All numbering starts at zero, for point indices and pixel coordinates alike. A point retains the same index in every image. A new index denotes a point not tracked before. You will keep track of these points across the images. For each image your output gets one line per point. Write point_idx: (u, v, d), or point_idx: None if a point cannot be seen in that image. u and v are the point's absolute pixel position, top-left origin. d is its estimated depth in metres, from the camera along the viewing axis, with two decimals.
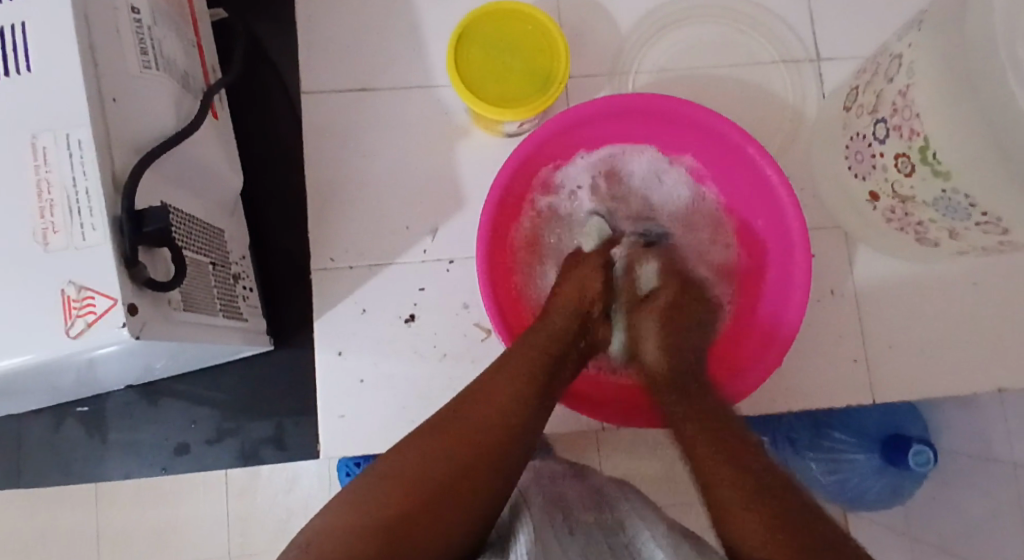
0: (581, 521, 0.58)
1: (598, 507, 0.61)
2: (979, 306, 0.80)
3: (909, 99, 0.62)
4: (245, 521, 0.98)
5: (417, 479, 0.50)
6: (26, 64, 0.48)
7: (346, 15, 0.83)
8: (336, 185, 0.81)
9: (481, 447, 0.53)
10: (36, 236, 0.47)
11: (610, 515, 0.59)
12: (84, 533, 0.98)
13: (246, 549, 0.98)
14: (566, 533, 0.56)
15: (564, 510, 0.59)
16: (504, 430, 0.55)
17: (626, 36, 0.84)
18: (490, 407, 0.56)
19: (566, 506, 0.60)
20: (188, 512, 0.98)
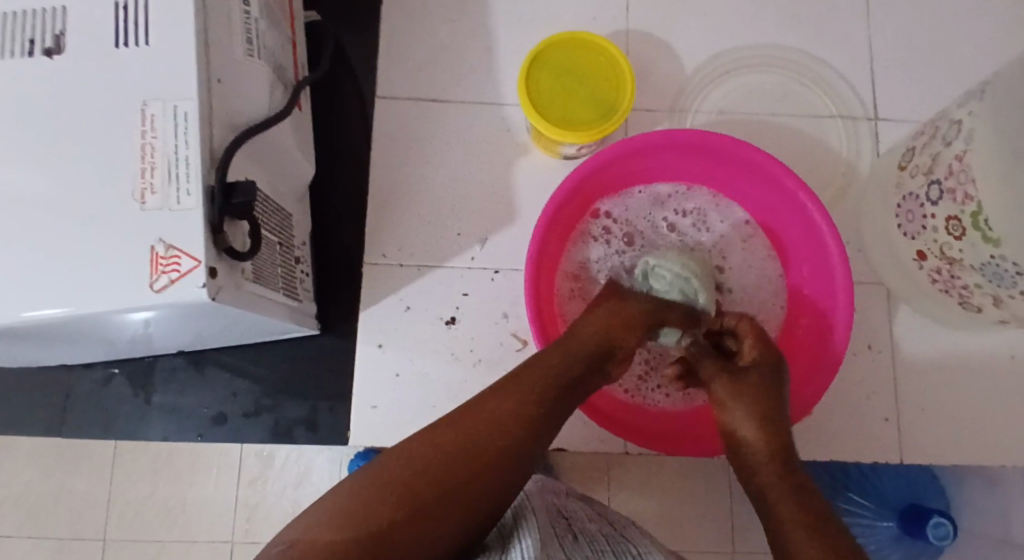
0: (585, 529, 0.60)
1: (603, 524, 0.62)
2: (1015, 380, 0.81)
3: (966, 164, 0.64)
4: (251, 508, 0.95)
5: (438, 472, 0.51)
6: (146, 37, 0.53)
7: (427, 28, 0.88)
8: (398, 187, 0.84)
9: (500, 444, 0.54)
10: (134, 194, 0.51)
11: (613, 531, 0.61)
12: (95, 498, 0.95)
13: (251, 535, 0.95)
14: (572, 539, 0.58)
15: (568, 519, 0.60)
16: (525, 432, 0.55)
17: (690, 76, 0.87)
18: (511, 408, 0.56)
19: (570, 515, 0.61)
20: (199, 490, 0.95)
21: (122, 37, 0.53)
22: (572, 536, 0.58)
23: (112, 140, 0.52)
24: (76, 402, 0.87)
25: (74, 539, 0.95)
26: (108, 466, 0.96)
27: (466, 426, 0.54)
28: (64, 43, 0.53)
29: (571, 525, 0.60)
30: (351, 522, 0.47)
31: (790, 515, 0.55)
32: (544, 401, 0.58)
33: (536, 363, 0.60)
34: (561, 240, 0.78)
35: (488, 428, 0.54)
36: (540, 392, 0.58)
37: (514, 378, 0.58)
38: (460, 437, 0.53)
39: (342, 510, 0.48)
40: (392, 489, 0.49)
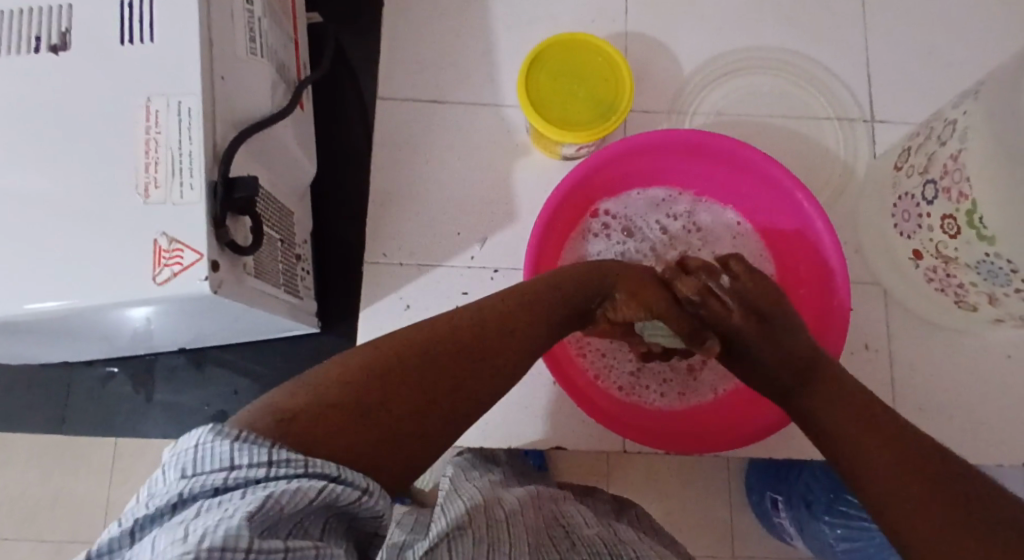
0: (581, 531, 0.59)
1: (600, 527, 0.61)
2: (1011, 379, 0.81)
3: (960, 163, 0.65)
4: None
5: (422, 383, 0.44)
6: (150, 35, 0.54)
7: (427, 30, 0.88)
8: (398, 186, 0.85)
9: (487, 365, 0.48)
10: (138, 188, 0.51)
11: (610, 534, 0.59)
12: (95, 498, 0.96)
13: None
14: (569, 541, 0.56)
15: (565, 525, 0.59)
16: (516, 355, 0.50)
17: (688, 78, 0.88)
18: (506, 325, 0.50)
19: (567, 519, 0.61)
20: None
21: (127, 34, 0.54)
22: (568, 539, 0.57)
23: (116, 135, 0.52)
24: (76, 400, 0.88)
25: (73, 539, 0.95)
26: (109, 465, 0.96)
27: (458, 335, 0.47)
28: (69, 40, 0.54)
29: (568, 531, 0.58)
30: (329, 419, 0.40)
31: (851, 442, 0.51)
32: (540, 325, 0.53)
33: (545, 284, 0.55)
34: (560, 238, 0.79)
35: (478, 342, 0.48)
36: (535, 313, 0.53)
37: (506, 296, 0.53)
38: (448, 348, 0.47)
39: (315, 401, 0.41)
40: (374, 391, 0.42)
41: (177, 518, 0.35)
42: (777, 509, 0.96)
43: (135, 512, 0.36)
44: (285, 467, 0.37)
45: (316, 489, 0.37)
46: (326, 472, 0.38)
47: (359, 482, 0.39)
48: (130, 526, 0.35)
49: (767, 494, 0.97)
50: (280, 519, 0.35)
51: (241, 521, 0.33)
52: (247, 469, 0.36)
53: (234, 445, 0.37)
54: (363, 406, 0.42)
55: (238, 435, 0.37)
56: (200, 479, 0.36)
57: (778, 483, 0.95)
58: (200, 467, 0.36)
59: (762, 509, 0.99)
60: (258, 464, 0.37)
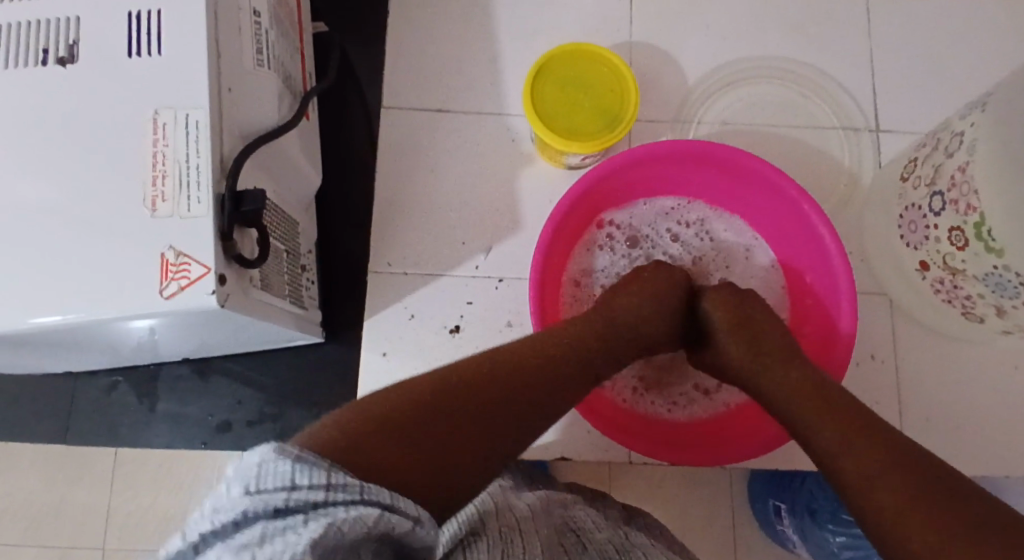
0: (591, 540, 0.59)
1: (611, 531, 0.62)
2: (1018, 390, 0.81)
3: (968, 175, 0.64)
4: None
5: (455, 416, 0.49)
6: (158, 47, 0.53)
7: (432, 39, 0.88)
8: (403, 195, 0.85)
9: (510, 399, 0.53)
10: (145, 201, 0.51)
11: (621, 539, 0.61)
12: None
13: None
14: (579, 553, 0.57)
15: (576, 530, 0.60)
16: (538, 399, 0.55)
17: (694, 87, 0.88)
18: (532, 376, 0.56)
19: (576, 525, 0.61)
20: None
21: (135, 47, 0.54)
22: (577, 549, 0.57)
23: (123, 148, 0.52)
24: (80, 409, 0.87)
25: None
26: None
27: (492, 384, 0.53)
28: (77, 53, 0.54)
29: (579, 536, 0.59)
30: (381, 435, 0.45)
31: (838, 449, 0.52)
32: (562, 374, 0.58)
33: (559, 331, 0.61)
34: (564, 249, 0.79)
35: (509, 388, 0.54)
36: (558, 361, 0.58)
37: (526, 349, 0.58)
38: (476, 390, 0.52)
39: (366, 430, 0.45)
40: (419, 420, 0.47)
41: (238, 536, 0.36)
42: (781, 518, 0.95)
43: (197, 525, 0.37)
44: (342, 492, 0.39)
45: (372, 515, 0.39)
46: (380, 499, 0.40)
47: (411, 511, 0.41)
48: (191, 541, 0.36)
49: (771, 501, 0.96)
50: (338, 542, 0.37)
51: (306, 543, 0.35)
52: (307, 492, 0.38)
53: (296, 468, 0.38)
54: (413, 430, 0.46)
55: (298, 457, 0.39)
56: (264, 497, 0.37)
57: (781, 491, 0.94)
58: (263, 485, 0.37)
59: (766, 518, 0.98)
60: (317, 487, 0.38)
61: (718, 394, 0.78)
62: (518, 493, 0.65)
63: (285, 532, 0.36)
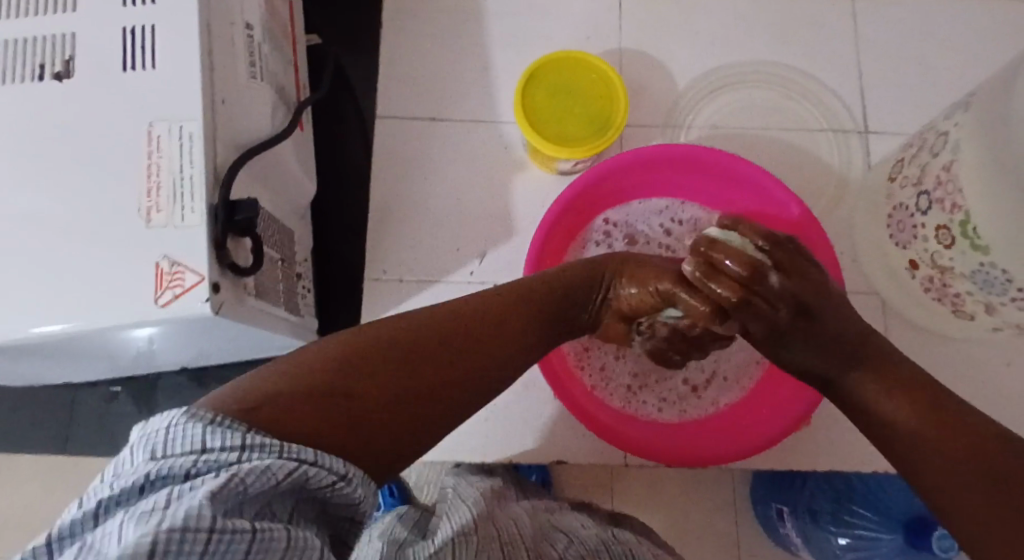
0: (580, 537, 0.59)
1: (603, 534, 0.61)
2: (1011, 388, 0.81)
3: (953, 174, 0.65)
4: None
5: (368, 361, 0.43)
6: (152, 61, 0.55)
7: (423, 49, 0.90)
8: (397, 203, 0.86)
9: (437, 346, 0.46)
10: (140, 212, 0.52)
11: (612, 541, 0.60)
12: None
13: None
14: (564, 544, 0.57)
15: (562, 531, 0.60)
16: (481, 351, 0.48)
17: (683, 92, 0.89)
18: (456, 328, 0.48)
19: (563, 527, 0.61)
20: None
21: (129, 61, 0.55)
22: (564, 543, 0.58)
23: (117, 159, 0.53)
24: (80, 419, 0.88)
25: None
26: None
27: (403, 342, 0.45)
28: (73, 68, 0.55)
29: (567, 535, 0.59)
30: (295, 411, 0.39)
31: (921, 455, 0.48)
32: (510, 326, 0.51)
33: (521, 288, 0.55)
34: (557, 251, 0.79)
35: (427, 344, 0.46)
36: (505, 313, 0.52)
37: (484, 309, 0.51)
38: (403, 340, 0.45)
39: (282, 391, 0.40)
40: (332, 392, 0.41)
41: (143, 499, 0.32)
42: (783, 521, 0.95)
43: (98, 491, 0.33)
44: (260, 451, 0.36)
45: (293, 470, 0.36)
46: (300, 457, 0.36)
47: (339, 468, 0.37)
48: (90, 507, 0.33)
49: (772, 504, 0.96)
50: (245, 497, 0.33)
51: (206, 498, 0.32)
52: (218, 454, 0.35)
53: (208, 428, 0.35)
54: (330, 411, 0.40)
55: (211, 420, 0.36)
56: (171, 460, 0.34)
57: (781, 493, 0.94)
58: (170, 447, 0.34)
59: (769, 522, 0.98)
60: (231, 449, 0.35)
61: (708, 392, 0.79)
62: (505, 504, 0.64)
63: (190, 492, 0.32)
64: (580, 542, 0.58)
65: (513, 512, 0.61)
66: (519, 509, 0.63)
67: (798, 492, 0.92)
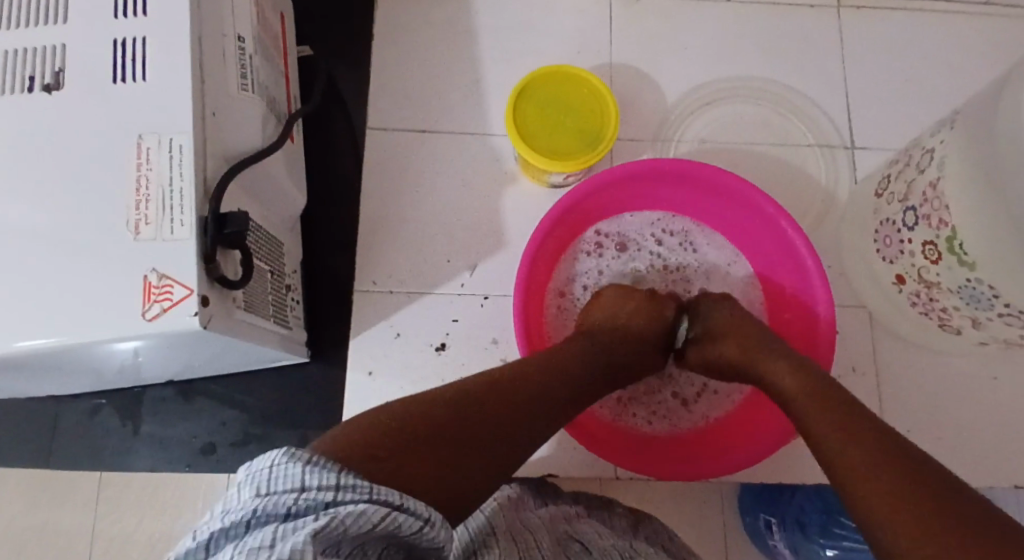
0: (598, 547, 0.60)
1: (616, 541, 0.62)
2: (996, 402, 0.82)
3: (939, 191, 0.66)
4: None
5: (449, 417, 0.46)
6: (142, 73, 0.54)
7: (414, 62, 0.90)
8: (387, 215, 0.86)
9: (502, 403, 0.50)
10: (128, 225, 0.52)
11: (625, 547, 0.61)
12: None
13: None
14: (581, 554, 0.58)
15: (578, 539, 0.60)
16: (533, 407, 0.52)
17: (673, 106, 0.90)
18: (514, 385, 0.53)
19: (580, 537, 0.61)
20: None
21: (119, 73, 0.54)
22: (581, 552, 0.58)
23: (106, 172, 0.53)
24: (63, 433, 0.87)
25: None
26: None
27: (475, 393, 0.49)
28: (62, 80, 0.54)
29: (583, 545, 0.59)
30: (390, 456, 0.41)
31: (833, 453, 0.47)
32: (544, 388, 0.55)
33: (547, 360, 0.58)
34: (548, 263, 0.80)
35: (495, 401, 0.50)
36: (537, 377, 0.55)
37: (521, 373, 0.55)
38: (472, 398, 0.49)
39: (375, 439, 0.42)
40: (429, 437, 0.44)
41: (248, 537, 0.34)
42: (772, 533, 0.95)
43: (206, 526, 0.35)
44: (353, 492, 0.37)
45: (385, 514, 0.38)
46: (390, 501, 0.38)
47: (423, 512, 0.39)
48: (202, 539, 0.35)
49: (760, 515, 0.96)
50: (344, 539, 0.36)
51: (311, 540, 0.34)
52: (313, 495, 0.36)
53: (305, 467, 0.37)
54: (429, 452, 0.43)
55: (307, 458, 0.38)
56: (273, 499, 0.36)
57: (771, 506, 0.95)
58: (272, 486, 0.36)
59: (755, 532, 0.98)
60: (326, 488, 0.37)
61: (698, 406, 0.79)
62: (523, 511, 0.63)
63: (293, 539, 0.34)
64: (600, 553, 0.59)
65: (531, 520, 0.61)
66: (536, 519, 0.62)
67: (787, 503, 0.95)
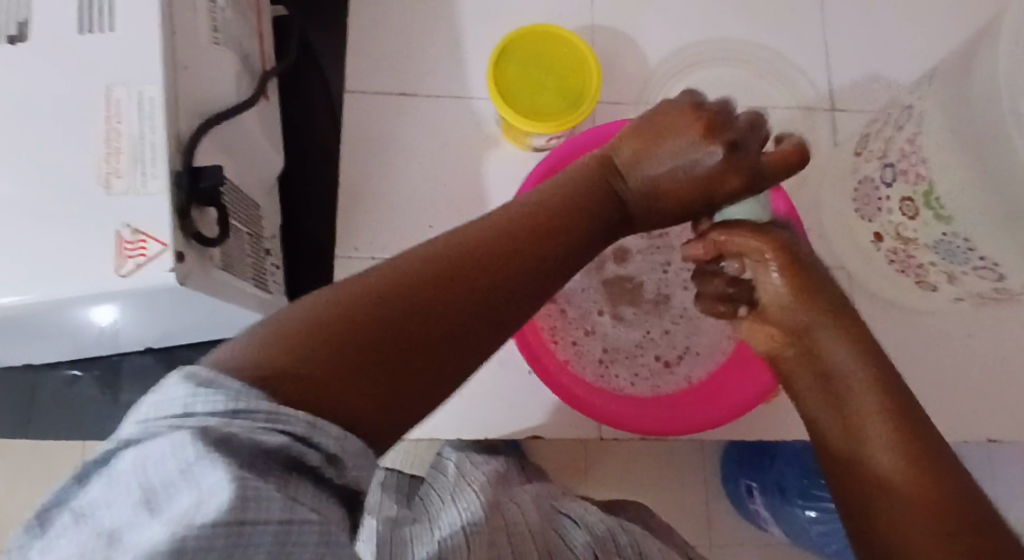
0: (592, 526, 0.59)
1: (603, 515, 0.62)
2: (970, 357, 0.83)
3: (916, 146, 0.66)
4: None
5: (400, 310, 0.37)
6: (109, 23, 0.53)
7: (391, 24, 0.88)
8: (367, 180, 0.85)
9: (479, 285, 0.40)
10: (99, 179, 0.51)
11: (613, 521, 0.61)
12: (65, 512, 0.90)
13: None
14: (570, 531, 0.58)
15: (568, 515, 0.61)
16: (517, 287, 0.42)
17: (655, 67, 0.89)
18: (526, 257, 0.43)
19: (568, 511, 0.61)
20: None
21: (86, 24, 0.53)
22: (570, 529, 0.58)
23: (75, 125, 0.52)
24: (40, 404, 0.85)
25: None
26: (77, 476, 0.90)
27: (471, 275, 0.40)
28: (27, 31, 0.53)
29: (572, 520, 0.60)
30: (316, 366, 0.34)
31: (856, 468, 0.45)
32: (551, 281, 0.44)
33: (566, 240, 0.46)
34: None
35: (473, 289, 0.40)
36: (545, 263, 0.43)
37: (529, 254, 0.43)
38: (440, 281, 0.39)
39: (304, 348, 0.35)
40: (384, 332, 0.36)
41: (118, 475, 0.30)
42: (753, 497, 0.96)
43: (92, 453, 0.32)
44: (249, 418, 0.32)
45: (291, 442, 0.32)
46: (297, 429, 0.32)
47: (332, 445, 0.33)
48: (77, 472, 0.31)
49: (741, 481, 0.97)
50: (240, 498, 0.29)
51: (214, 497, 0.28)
52: (202, 418, 0.31)
53: (194, 388, 0.32)
54: (408, 349, 0.37)
55: (207, 378, 0.33)
56: (155, 424, 0.31)
57: (751, 471, 0.95)
58: (159, 409, 0.32)
59: (738, 498, 0.99)
60: (216, 414, 0.31)
61: (680, 367, 0.80)
62: (507, 485, 0.65)
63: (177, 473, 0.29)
64: (594, 537, 0.58)
65: (515, 496, 0.62)
66: (522, 493, 0.64)
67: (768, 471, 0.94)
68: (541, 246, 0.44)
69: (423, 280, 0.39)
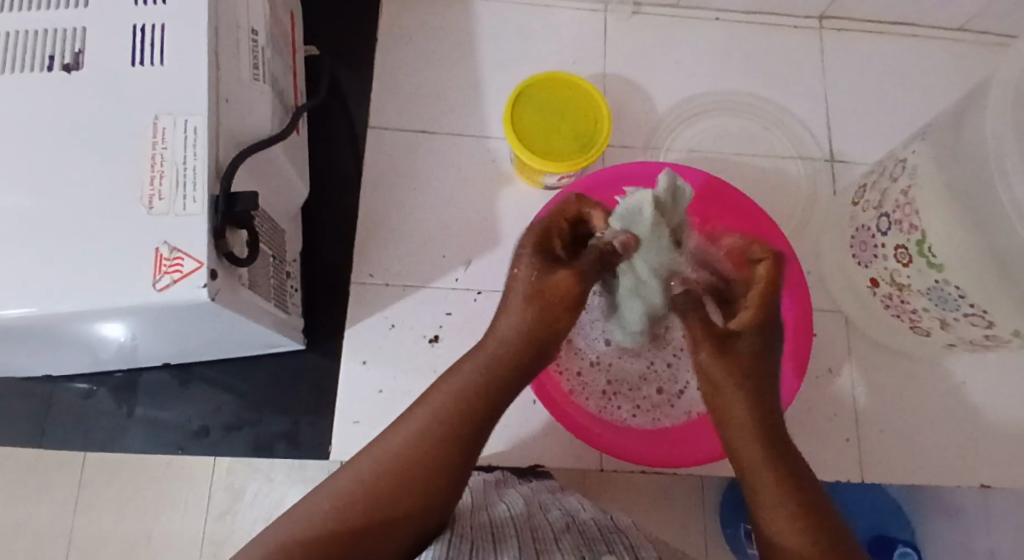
0: (577, 521, 0.59)
1: (596, 510, 0.63)
2: (964, 404, 0.86)
3: (910, 197, 0.70)
4: (218, 545, 0.85)
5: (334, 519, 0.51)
6: (160, 58, 0.58)
7: (415, 66, 0.93)
8: (386, 211, 0.89)
9: (403, 470, 0.53)
10: (142, 199, 0.55)
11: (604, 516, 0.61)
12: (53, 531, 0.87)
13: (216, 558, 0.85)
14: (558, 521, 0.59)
15: (559, 509, 0.62)
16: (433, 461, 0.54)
17: (663, 115, 0.93)
18: (441, 440, 0.54)
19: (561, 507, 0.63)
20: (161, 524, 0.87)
21: (138, 57, 0.58)
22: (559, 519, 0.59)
23: (124, 150, 0.56)
24: (55, 414, 0.87)
25: None
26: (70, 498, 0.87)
27: (399, 459, 0.54)
28: (82, 60, 0.58)
29: (561, 513, 0.61)
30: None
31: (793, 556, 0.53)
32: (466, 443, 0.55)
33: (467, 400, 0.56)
34: None
35: (388, 488, 0.53)
36: (460, 429, 0.55)
37: (445, 423, 0.55)
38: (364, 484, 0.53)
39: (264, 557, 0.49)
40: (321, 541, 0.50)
41: None
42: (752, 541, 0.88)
43: None
44: None
45: None
46: None
47: None
48: None
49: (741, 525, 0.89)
50: None
51: None
52: None
53: None
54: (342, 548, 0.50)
55: None
56: None
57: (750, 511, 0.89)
58: None
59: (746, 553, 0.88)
60: None
61: (681, 402, 0.81)
62: (501, 491, 0.67)
63: None
64: (576, 527, 0.57)
65: (508, 498, 0.64)
66: (516, 495, 0.66)
67: None
68: (442, 426, 0.55)
69: (331, 515, 0.51)
